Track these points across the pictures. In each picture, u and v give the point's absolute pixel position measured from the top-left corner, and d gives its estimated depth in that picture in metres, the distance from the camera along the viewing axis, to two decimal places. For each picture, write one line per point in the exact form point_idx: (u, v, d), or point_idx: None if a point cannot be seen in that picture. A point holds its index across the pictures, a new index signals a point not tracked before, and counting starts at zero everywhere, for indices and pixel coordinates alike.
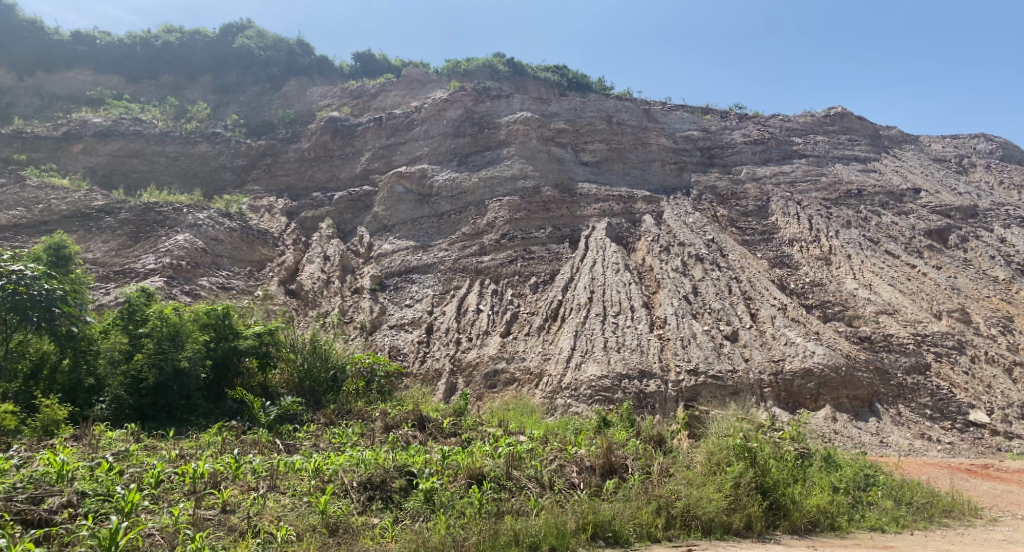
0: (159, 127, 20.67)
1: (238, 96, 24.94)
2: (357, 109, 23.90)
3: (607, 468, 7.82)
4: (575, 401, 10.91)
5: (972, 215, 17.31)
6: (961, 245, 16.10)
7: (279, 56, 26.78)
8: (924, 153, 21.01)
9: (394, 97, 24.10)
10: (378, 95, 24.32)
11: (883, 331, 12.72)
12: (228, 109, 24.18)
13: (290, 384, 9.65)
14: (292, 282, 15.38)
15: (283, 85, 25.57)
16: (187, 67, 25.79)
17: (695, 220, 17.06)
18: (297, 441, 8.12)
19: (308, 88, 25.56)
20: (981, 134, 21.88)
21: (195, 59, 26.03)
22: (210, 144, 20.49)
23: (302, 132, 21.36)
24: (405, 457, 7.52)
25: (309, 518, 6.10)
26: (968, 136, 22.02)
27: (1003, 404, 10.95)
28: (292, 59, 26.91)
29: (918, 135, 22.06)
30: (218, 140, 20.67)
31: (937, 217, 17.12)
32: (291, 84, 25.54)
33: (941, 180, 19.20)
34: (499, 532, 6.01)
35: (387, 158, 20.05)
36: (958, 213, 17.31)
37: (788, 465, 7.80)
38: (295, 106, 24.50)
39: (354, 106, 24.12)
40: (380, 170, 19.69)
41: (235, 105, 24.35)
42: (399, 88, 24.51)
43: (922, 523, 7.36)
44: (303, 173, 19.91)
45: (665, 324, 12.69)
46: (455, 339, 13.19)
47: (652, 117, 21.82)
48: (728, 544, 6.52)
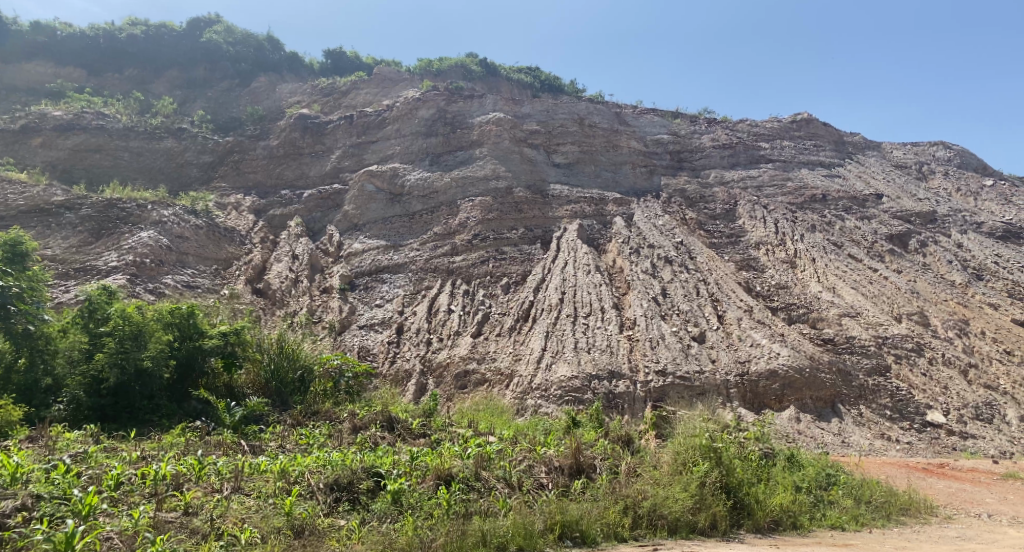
0: (123, 121, 20.25)
1: (205, 91, 24.57)
2: (327, 107, 23.65)
3: (575, 468, 7.87)
4: (544, 401, 10.94)
5: (932, 220, 17.75)
6: (921, 249, 16.49)
7: (248, 51, 26.46)
8: (886, 160, 21.54)
9: (365, 95, 23.90)
10: (349, 92, 24.03)
11: (845, 333, 12.95)
12: (195, 104, 23.79)
13: (256, 385, 9.47)
14: (259, 281, 15.16)
15: (252, 81, 25.23)
16: (152, 61, 25.26)
17: (664, 222, 17.21)
18: (262, 441, 8.02)
19: (278, 85, 25.23)
20: (940, 142, 22.54)
21: (161, 53, 25.50)
22: (176, 139, 20.15)
23: (271, 129, 21.07)
24: (374, 458, 7.46)
25: (274, 519, 6.03)
26: (928, 143, 22.69)
27: (958, 405, 11.26)
28: (262, 55, 26.52)
29: (880, 141, 22.62)
30: (185, 136, 20.31)
31: (898, 222, 17.54)
32: (260, 80, 25.20)
33: (902, 186, 19.67)
34: (467, 533, 6.00)
35: (357, 156, 19.88)
36: (918, 218, 17.76)
37: (752, 465, 7.92)
38: (265, 102, 24.17)
39: (324, 104, 23.85)
40: (350, 168, 19.52)
41: (202, 101, 23.97)
42: (371, 85, 24.30)
43: (881, 521, 7.53)
44: (271, 171, 19.64)
45: (634, 325, 12.79)
46: (426, 339, 13.13)
47: (623, 120, 22.04)
48: (693, 544, 6.58)
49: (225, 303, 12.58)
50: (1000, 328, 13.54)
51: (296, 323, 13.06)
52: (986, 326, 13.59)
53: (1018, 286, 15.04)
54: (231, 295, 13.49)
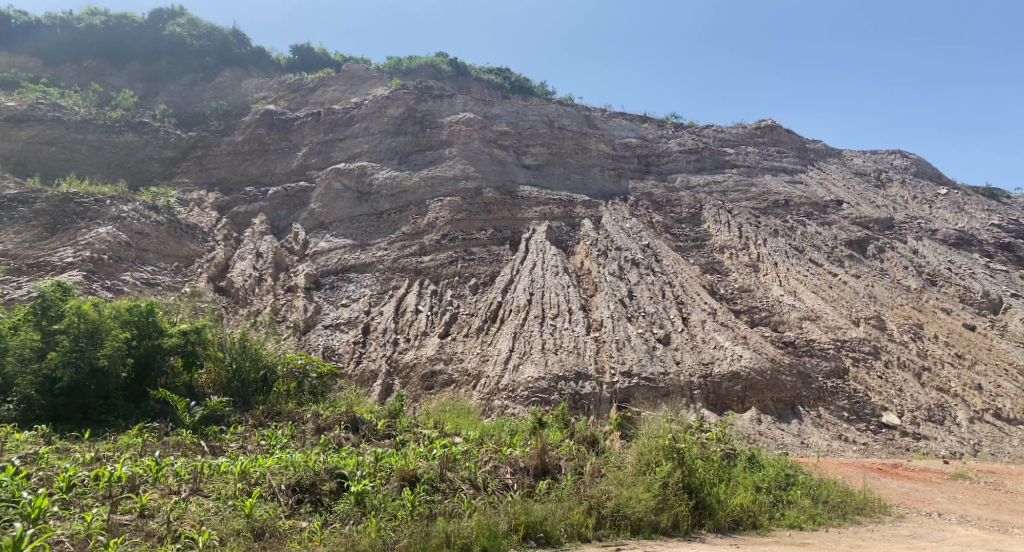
0: (81, 114, 19.74)
1: (168, 85, 24.09)
2: (294, 103, 23.34)
3: (541, 468, 7.90)
4: (511, 402, 10.96)
5: (890, 227, 18.24)
6: (879, 255, 16.93)
7: (212, 45, 26.00)
8: (847, 167, 22.10)
9: (333, 92, 23.65)
10: (316, 89, 23.76)
11: (805, 336, 13.20)
12: (157, 98, 23.32)
13: (217, 384, 9.28)
14: (222, 279, 14.87)
15: (217, 76, 24.83)
16: (113, 53, 24.63)
17: (631, 225, 17.38)
18: (223, 442, 7.88)
19: (244, 80, 24.82)
20: (897, 150, 23.25)
21: (121, 45, 24.84)
22: (137, 133, 19.70)
23: (236, 124, 20.73)
24: (337, 459, 7.39)
25: (234, 522, 5.92)
26: (886, 152, 23.38)
27: (912, 407, 11.56)
28: (228, 50, 26.10)
29: (841, 149, 23.22)
30: (146, 130, 19.87)
31: (857, 228, 17.99)
32: (225, 75, 24.80)
33: (862, 193, 20.18)
34: (431, 534, 5.98)
35: (325, 154, 19.68)
36: (876, 225, 18.23)
37: (713, 466, 8.04)
38: (229, 98, 23.78)
39: (291, 100, 23.54)
40: (317, 166, 19.31)
41: (164, 95, 23.52)
42: (339, 82, 24.05)
43: (837, 520, 7.69)
44: (236, 168, 19.33)
45: (601, 327, 12.88)
46: (392, 340, 13.04)
47: (592, 123, 22.23)
48: (656, 543, 6.64)
49: (185, 300, 12.34)
50: (952, 332, 13.96)
51: (259, 322, 12.86)
52: (938, 330, 13.99)
53: (969, 291, 15.52)
54: (192, 293, 13.20)
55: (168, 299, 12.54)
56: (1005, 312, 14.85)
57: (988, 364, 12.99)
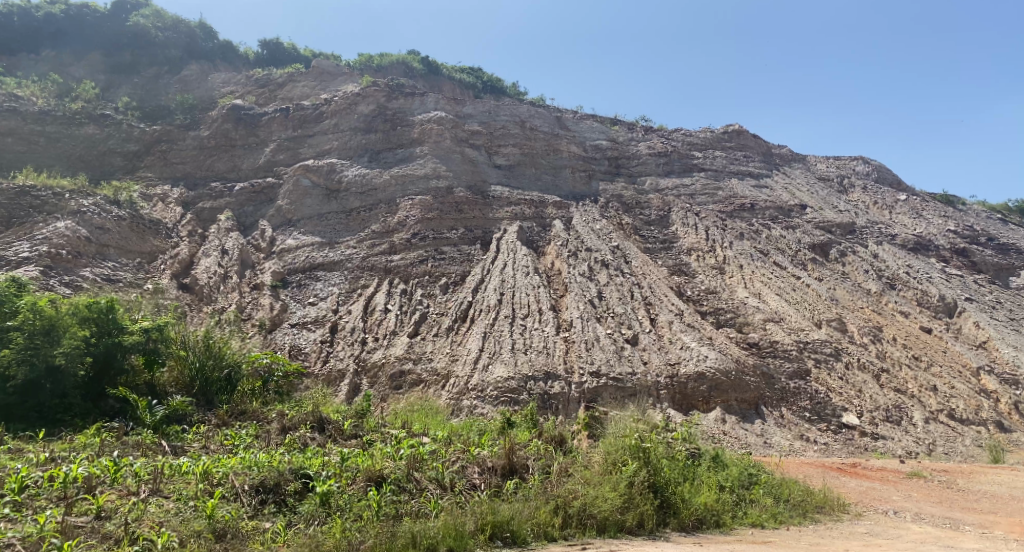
0: (39, 105, 19.23)
1: (131, 77, 23.43)
2: (262, 98, 23.00)
3: (508, 468, 7.91)
4: (480, 402, 10.95)
5: (851, 231, 18.69)
6: (841, 259, 17.31)
7: (178, 38, 25.33)
8: (811, 172, 22.57)
9: (303, 88, 23.39)
10: (285, 84, 23.45)
11: (769, 337, 13.43)
12: (119, 90, 22.63)
13: (180, 384, 9.07)
14: (186, 276, 14.60)
15: (182, 69, 24.23)
16: (73, 45, 24.03)
17: (601, 226, 17.52)
18: (185, 442, 7.74)
19: (211, 74, 24.33)
20: (859, 157, 23.86)
21: (83, 35, 24.21)
22: (98, 126, 19.27)
23: (203, 119, 20.37)
24: (302, 459, 7.31)
25: (194, 523, 5.79)
26: (849, 158, 23.96)
27: (871, 407, 11.84)
28: (194, 43, 25.54)
29: (805, 155, 23.74)
30: (108, 123, 19.45)
31: (820, 232, 18.40)
32: (191, 68, 24.24)
33: (825, 198, 20.63)
34: (397, 534, 5.95)
35: (293, 150, 19.45)
36: (838, 229, 18.66)
37: (678, 465, 8.14)
38: (195, 91, 23.29)
39: (259, 95, 23.20)
40: (285, 162, 19.08)
41: (126, 87, 22.82)
42: (308, 78, 23.80)
43: (798, 519, 7.83)
44: (201, 162, 18.99)
45: (570, 327, 12.95)
46: (360, 339, 12.94)
47: (563, 124, 22.41)
48: (621, 542, 6.69)
49: (147, 297, 12.08)
50: (909, 334, 14.33)
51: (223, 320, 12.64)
52: (897, 332, 14.34)
53: (926, 295, 15.92)
54: (154, 290, 12.95)
55: (129, 296, 12.28)
56: (959, 315, 15.24)
57: (943, 366, 13.36)
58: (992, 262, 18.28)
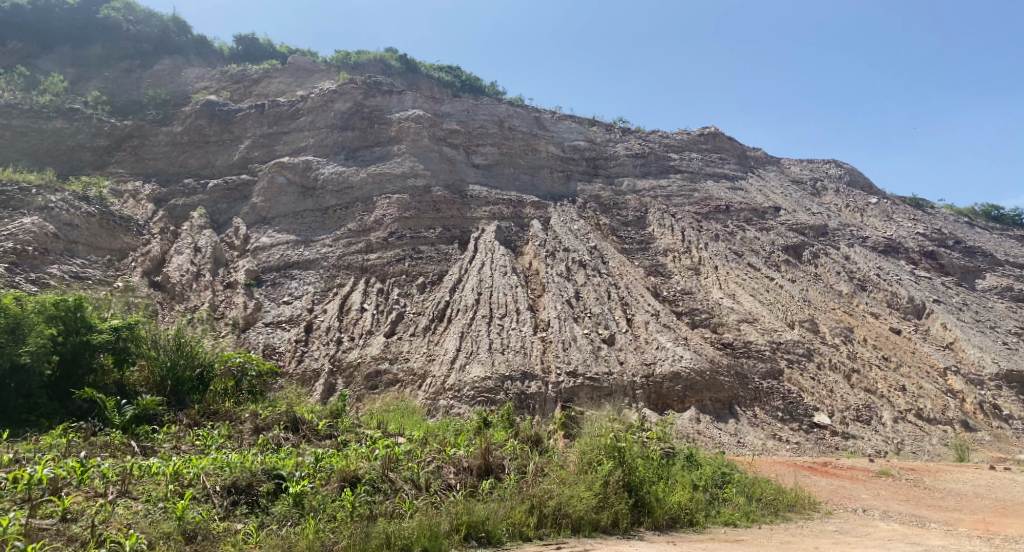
0: (4, 98, 18.77)
1: (101, 71, 22.96)
2: (237, 94, 22.72)
3: (484, 468, 7.89)
4: (457, 402, 10.93)
5: (824, 233, 18.99)
6: (813, 260, 17.57)
7: (150, 32, 24.95)
8: (785, 175, 22.90)
9: (278, 84, 23.18)
10: (261, 80, 23.19)
11: (743, 337, 13.59)
12: (88, 84, 22.16)
13: (150, 383, 8.88)
14: (157, 274, 14.37)
15: (155, 64, 23.83)
16: (41, 36, 23.48)
17: (579, 227, 17.60)
18: (155, 442, 7.61)
19: (184, 69, 23.97)
20: (831, 160, 24.31)
21: (50, 26, 23.64)
22: (67, 120, 18.88)
23: (175, 114, 20.05)
24: (275, 460, 7.24)
25: (163, 525, 5.68)
26: (822, 161, 24.38)
27: (842, 407, 12.02)
28: (166, 37, 25.13)
29: (779, 158, 24.09)
30: (76, 117, 19.05)
31: (793, 234, 18.66)
32: (164, 63, 23.85)
33: (798, 200, 20.95)
34: (370, 535, 5.90)
35: (268, 147, 19.26)
36: (811, 231, 18.95)
37: (653, 465, 8.20)
38: (168, 86, 22.90)
39: (234, 91, 22.92)
40: (260, 159, 18.88)
41: (96, 80, 22.36)
42: (284, 75, 23.58)
43: (769, 517, 7.92)
44: (174, 158, 18.68)
45: (548, 327, 12.98)
46: (336, 339, 12.85)
47: (541, 124, 22.50)
48: (595, 541, 6.72)
49: (116, 295, 11.87)
50: (879, 335, 14.58)
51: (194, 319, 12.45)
52: (867, 333, 14.60)
53: (896, 297, 16.22)
54: (124, 288, 12.71)
55: (97, 293, 12.03)
56: (928, 316, 15.55)
57: (912, 366, 13.62)
58: (960, 265, 18.69)
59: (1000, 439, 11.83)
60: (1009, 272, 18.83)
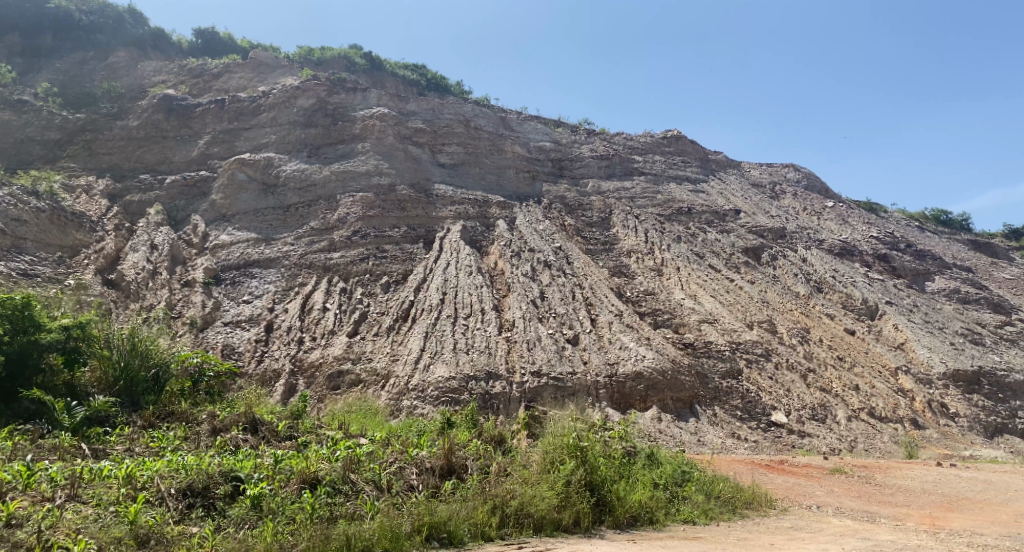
0: None
1: (53, 62, 22.21)
2: (196, 89, 22.26)
3: (446, 469, 7.86)
4: (420, 402, 10.88)
5: (782, 236, 19.40)
6: (772, 262, 17.96)
7: (105, 23, 24.28)
8: (745, 178, 23.40)
9: (238, 80, 22.82)
10: (221, 75, 22.76)
11: (704, 337, 13.82)
12: (39, 74, 21.41)
13: (103, 384, 8.62)
14: (111, 272, 13.95)
15: (110, 56, 23.18)
16: None
17: (544, 227, 17.70)
18: (107, 445, 7.38)
19: (141, 62, 23.37)
20: (790, 164, 24.98)
21: None
22: (15, 113, 18.24)
23: (131, 108, 19.52)
24: (233, 461, 7.10)
25: (115, 529, 5.50)
26: (780, 166, 25.05)
27: (798, 406, 12.29)
28: (121, 28, 24.45)
29: (740, 161, 24.61)
30: (25, 110, 18.42)
31: (753, 236, 19.03)
32: (120, 55, 23.22)
33: (757, 204, 21.43)
34: (330, 537, 5.84)
35: (228, 143, 18.95)
36: (770, 233, 19.34)
37: (615, 464, 8.27)
38: (124, 79, 22.29)
39: (192, 85, 22.45)
40: (219, 155, 18.56)
41: (48, 72, 21.63)
42: (245, 70, 23.21)
43: (727, 515, 8.06)
44: (130, 153, 18.21)
45: (512, 327, 13.02)
46: (297, 339, 12.70)
47: (507, 125, 22.58)
48: (557, 540, 6.74)
49: (66, 293, 11.50)
50: (834, 336, 14.98)
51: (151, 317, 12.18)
52: (823, 334, 14.98)
53: (850, 298, 16.66)
54: (76, 286, 12.28)
55: (45, 292, 11.63)
56: (880, 317, 16.00)
57: (865, 366, 14.01)
58: (911, 267, 19.27)
59: (947, 437, 12.22)
60: (957, 274, 19.56)
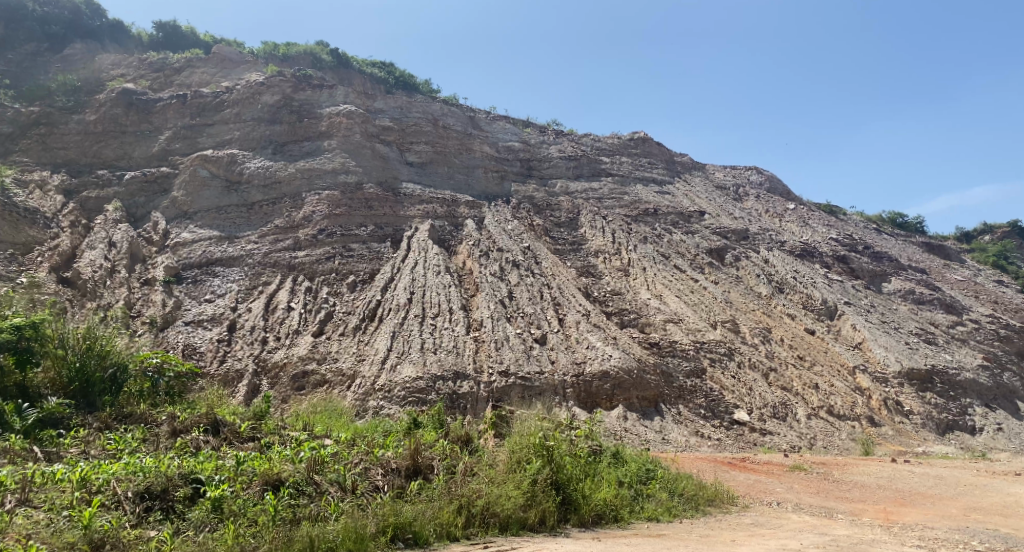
0: None
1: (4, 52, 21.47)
2: (156, 83, 21.81)
3: (412, 469, 7.81)
4: (387, 402, 10.82)
5: (745, 237, 19.75)
6: (735, 263, 18.29)
7: (60, 14, 23.57)
8: (709, 180, 23.82)
9: (201, 75, 22.42)
10: (183, 69, 22.34)
11: (669, 337, 14.00)
12: None
13: (56, 385, 8.31)
14: (66, 270, 13.49)
15: (65, 48, 22.52)
16: None
17: (513, 227, 17.75)
18: (60, 448, 7.16)
19: (98, 54, 22.75)
20: (753, 167, 25.53)
21: None
22: None
23: (88, 102, 18.98)
24: (193, 463, 6.96)
25: (68, 534, 5.32)
26: (744, 168, 25.59)
27: (760, 404, 12.52)
28: (78, 20, 23.78)
29: (705, 164, 25.05)
30: None
31: (717, 238, 19.34)
32: (75, 47, 22.57)
33: (722, 205, 21.81)
34: (293, 539, 5.78)
35: (190, 139, 18.60)
36: (733, 235, 19.68)
37: (581, 462, 8.33)
38: (81, 72, 21.68)
39: (153, 80, 21.99)
40: (181, 151, 18.22)
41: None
42: (207, 65, 22.83)
43: (690, 512, 8.18)
44: (87, 148, 17.72)
45: (481, 327, 13.01)
46: (261, 339, 12.53)
47: (476, 124, 22.61)
48: (521, 539, 6.77)
49: (17, 290, 11.13)
50: (795, 336, 15.31)
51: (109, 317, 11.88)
52: (784, 334, 15.29)
53: (810, 298, 17.02)
54: (29, 284, 11.85)
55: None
56: (839, 317, 16.39)
57: (824, 365, 14.34)
58: (868, 268, 19.78)
59: (901, 434, 12.58)
60: (912, 275, 20.17)
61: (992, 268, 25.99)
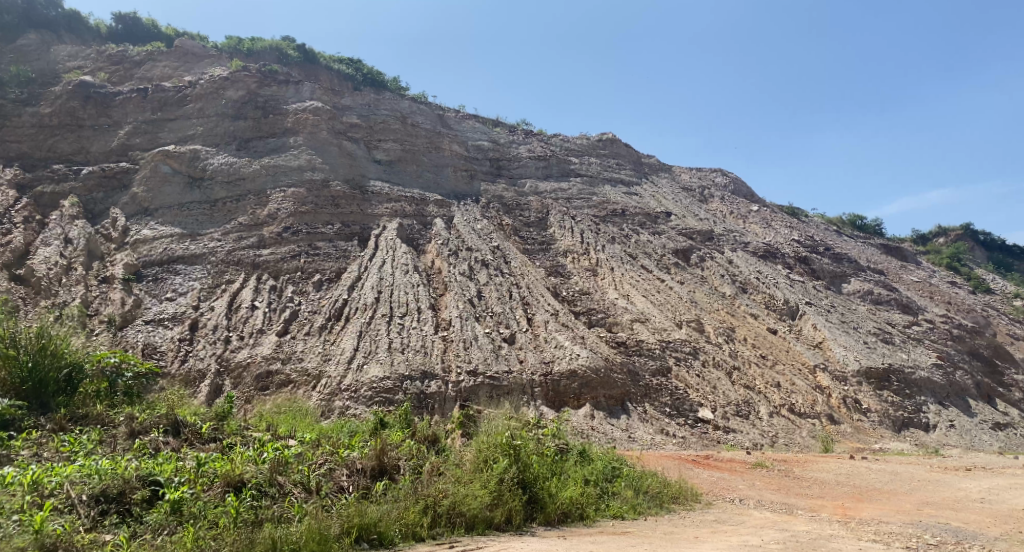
0: None
1: None
2: (115, 76, 21.38)
3: (377, 469, 7.76)
4: (353, 402, 10.74)
5: (710, 238, 20.06)
6: (700, 263, 18.58)
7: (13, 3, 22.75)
8: (676, 182, 24.16)
9: (162, 68, 22.02)
10: (143, 63, 21.94)
11: (635, 336, 14.13)
12: None
13: (5, 386, 8.03)
14: (19, 266, 13.02)
15: (20, 38, 21.80)
16: None
17: (482, 226, 17.76)
18: (9, 449, 6.92)
19: (54, 45, 22.09)
20: (719, 168, 26.03)
21: None
22: None
23: (43, 94, 18.43)
24: (152, 465, 6.80)
25: (16, 538, 5.12)
26: (709, 170, 26.07)
27: (723, 403, 12.72)
28: (33, 8, 22.97)
29: (672, 166, 25.42)
30: None
31: (682, 238, 19.59)
32: (30, 37, 21.84)
33: (688, 207, 22.13)
34: (255, 542, 5.70)
35: (151, 134, 18.22)
36: (698, 236, 19.96)
37: (547, 461, 8.38)
38: (36, 63, 21.02)
39: (112, 73, 21.52)
40: (141, 146, 17.85)
41: None
42: (170, 58, 22.48)
43: (655, 509, 8.27)
44: (41, 142, 17.20)
45: (449, 326, 12.99)
46: (224, 338, 12.31)
47: (445, 123, 22.62)
48: (487, 539, 6.76)
49: None
50: (758, 335, 15.59)
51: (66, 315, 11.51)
52: (746, 333, 15.56)
53: (772, 298, 17.36)
54: None
55: None
56: (800, 317, 16.74)
57: (786, 364, 14.63)
58: (829, 269, 20.25)
59: (859, 431, 12.90)
60: (871, 276, 20.71)
61: (946, 269, 26.89)
